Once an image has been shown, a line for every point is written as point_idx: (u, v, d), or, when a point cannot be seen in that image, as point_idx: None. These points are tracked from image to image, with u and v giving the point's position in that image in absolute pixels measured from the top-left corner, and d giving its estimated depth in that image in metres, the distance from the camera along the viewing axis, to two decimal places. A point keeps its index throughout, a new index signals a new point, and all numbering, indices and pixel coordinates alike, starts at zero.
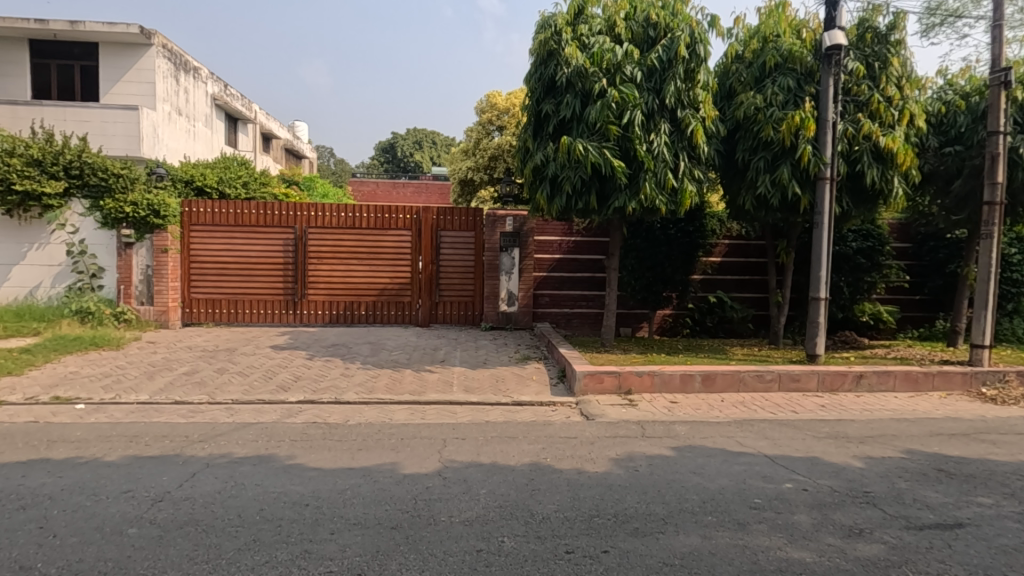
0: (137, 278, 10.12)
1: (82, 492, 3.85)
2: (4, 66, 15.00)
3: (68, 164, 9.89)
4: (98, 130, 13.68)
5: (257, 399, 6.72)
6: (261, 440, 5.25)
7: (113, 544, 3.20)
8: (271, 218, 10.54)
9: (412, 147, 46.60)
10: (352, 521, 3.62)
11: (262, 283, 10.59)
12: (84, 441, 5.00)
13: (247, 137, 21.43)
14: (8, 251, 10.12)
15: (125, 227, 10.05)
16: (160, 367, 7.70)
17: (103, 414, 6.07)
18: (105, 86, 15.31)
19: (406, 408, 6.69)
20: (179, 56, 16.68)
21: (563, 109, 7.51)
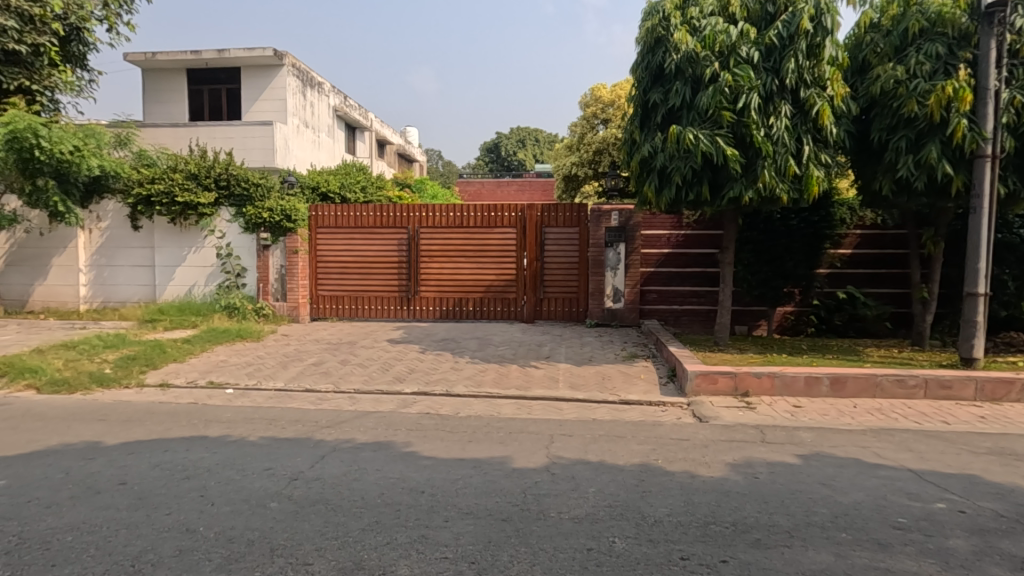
0: (273, 276, 11.23)
1: (233, 467, 4.35)
2: (168, 94, 17.37)
3: (218, 176, 11.20)
4: (241, 145, 15.36)
5: (376, 388, 7.19)
6: (380, 428, 5.60)
7: (258, 516, 3.56)
8: (387, 219, 11.21)
9: (516, 146, 47.33)
10: (464, 510, 3.75)
11: (379, 281, 11.28)
12: (233, 422, 5.64)
13: (364, 144, 22.98)
14: (171, 254, 11.64)
15: (263, 231, 11.18)
16: (293, 358, 8.48)
17: (247, 398, 6.82)
18: (245, 106, 17.14)
19: (513, 403, 6.81)
20: (307, 73, 18.22)
21: (672, 97, 7.21)
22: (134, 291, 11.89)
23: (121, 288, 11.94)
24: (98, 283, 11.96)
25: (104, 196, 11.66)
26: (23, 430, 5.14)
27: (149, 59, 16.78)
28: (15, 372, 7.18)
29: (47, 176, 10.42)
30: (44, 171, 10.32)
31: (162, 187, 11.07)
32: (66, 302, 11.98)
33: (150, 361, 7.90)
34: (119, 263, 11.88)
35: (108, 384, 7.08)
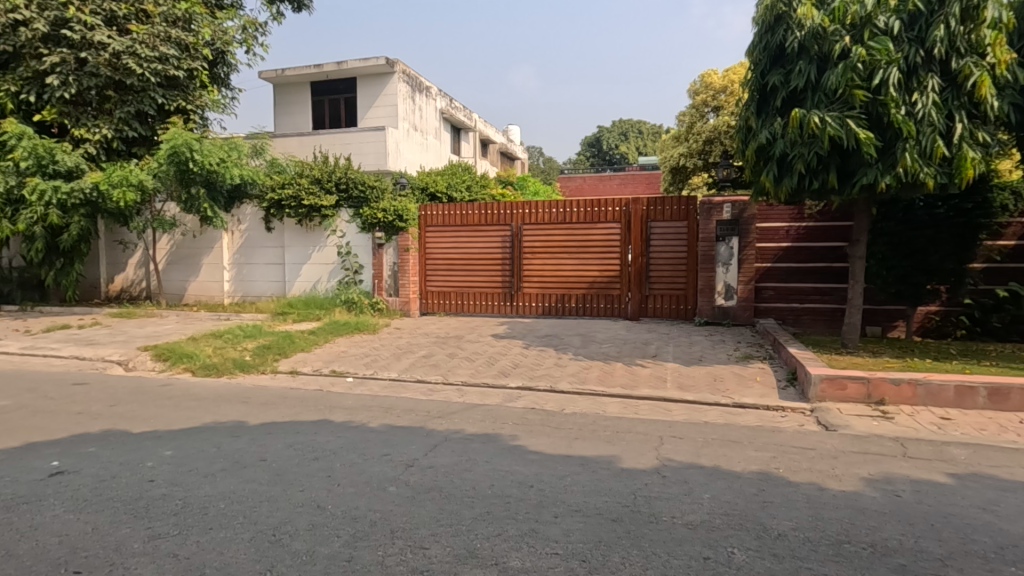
0: (387, 273, 11.93)
1: (355, 451, 4.66)
2: (294, 106, 19.02)
3: (338, 180, 12.10)
4: (357, 150, 16.44)
5: (483, 382, 7.38)
6: (488, 420, 5.74)
7: (380, 498, 3.79)
8: (492, 217, 11.46)
9: (618, 139, 46.39)
10: (573, 507, 3.73)
11: (484, 277, 11.57)
12: (354, 408, 6.06)
13: (469, 144, 23.64)
14: (298, 253, 12.73)
15: (378, 230, 11.90)
16: (405, 350, 8.94)
17: (365, 387, 7.30)
18: (361, 113, 18.30)
19: (618, 401, 6.68)
20: (416, 79, 19.07)
21: (795, 78, 6.66)
22: (268, 287, 13.16)
23: (257, 284, 13.25)
24: (239, 279, 13.37)
25: (244, 201, 13.00)
26: (183, 408, 5.86)
27: (280, 75, 18.43)
28: (175, 357, 8.22)
29: (199, 185, 11.81)
30: (196, 181, 11.71)
31: (291, 192, 12.13)
32: (214, 296, 13.52)
33: (282, 351, 8.70)
34: (256, 262, 13.20)
35: (248, 369, 7.89)
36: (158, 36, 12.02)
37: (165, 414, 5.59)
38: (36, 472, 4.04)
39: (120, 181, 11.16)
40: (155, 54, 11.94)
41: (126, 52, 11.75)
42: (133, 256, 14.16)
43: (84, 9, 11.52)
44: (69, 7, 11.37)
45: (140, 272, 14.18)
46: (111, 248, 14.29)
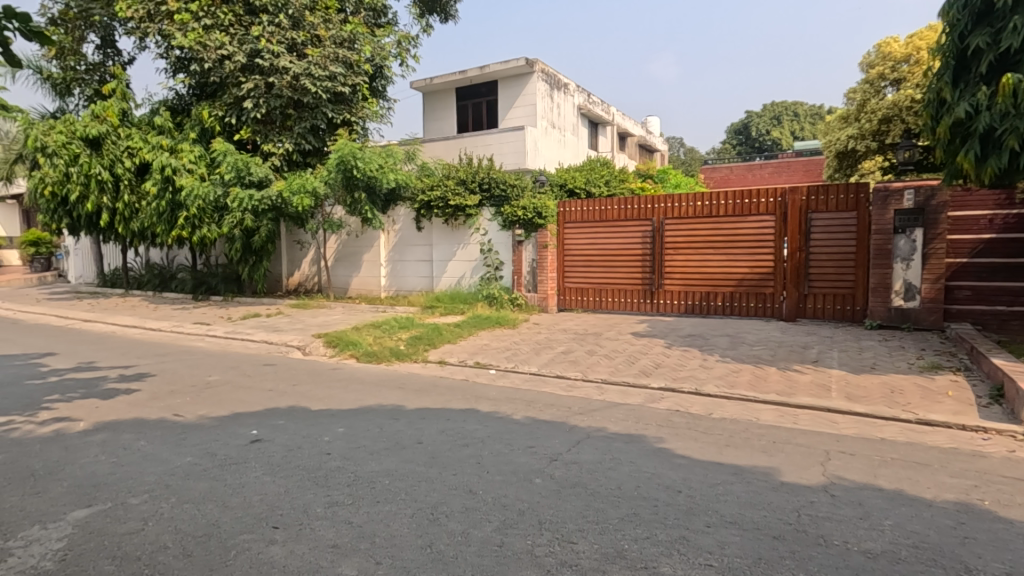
0: (526, 269, 12.20)
1: (500, 441, 4.83)
2: (440, 112, 20.29)
3: (481, 180, 12.68)
4: (498, 150, 17.01)
5: (623, 380, 7.24)
6: (630, 420, 5.61)
7: (526, 488, 3.88)
8: (631, 212, 11.19)
9: (769, 124, 42.71)
10: (727, 518, 3.50)
11: (623, 274, 11.35)
12: (498, 400, 6.29)
13: (606, 139, 23.28)
14: (445, 251, 13.54)
15: (518, 227, 12.20)
16: (544, 346, 9.08)
17: (507, 379, 7.55)
18: (501, 114, 18.94)
19: (774, 409, 6.15)
20: (554, 76, 19.23)
21: (1007, 38, 5.60)
22: (418, 282, 14.18)
23: (408, 279, 14.34)
24: (393, 275, 14.58)
25: (398, 203, 14.12)
26: (350, 390, 6.54)
27: (429, 84, 19.69)
28: (342, 344, 9.18)
29: (361, 190, 13.05)
30: (359, 186, 12.96)
31: (439, 193, 12.91)
32: (372, 290, 14.89)
33: (431, 342, 9.31)
34: (408, 259, 14.28)
35: (403, 358, 8.58)
36: (328, 57, 13.49)
37: (336, 395, 6.28)
38: (240, 438, 4.75)
39: (298, 189, 12.70)
40: (326, 73, 13.42)
41: (304, 74, 13.30)
42: (308, 254, 16.10)
43: (272, 39, 13.16)
44: (261, 40, 13.04)
45: (313, 268, 16.08)
46: (290, 247, 16.39)
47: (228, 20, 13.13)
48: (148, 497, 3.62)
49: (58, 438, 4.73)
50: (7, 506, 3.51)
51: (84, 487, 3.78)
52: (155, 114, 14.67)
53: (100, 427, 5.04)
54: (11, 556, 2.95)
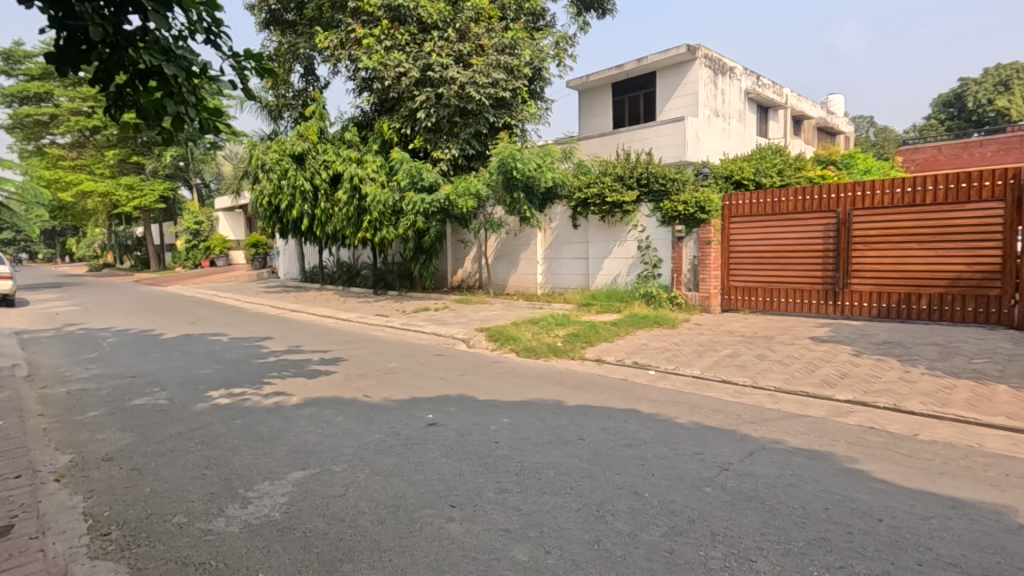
0: (686, 267, 11.63)
1: (665, 445, 4.67)
2: (596, 109, 20.22)
3: (640, 175, 12.37)
4: (657, 143, 16.43)
5: (801, 390, 6.56)
6: (813, 434, 5.06)
7: (696, 497, 3.70)
8: (811, 203, 10.07)
9: (991, 91, 35.51)
10: (945, 559, 2.99)
11: (799, 272, 10.28)
12: (660, 402, 6.09)
13: (778, 124, 21.26)
14: (601, 248, 13.46)
15: (678, 223, 11.64)
16: (708, 347, 8.59)
17: (668, 381, 7.26)
18: (660, 106, 18.30)
19: (1004, 435, 5.11)
20: (719, 61, 18.05)
21: None
22: (573, 280, 14.30)
23: (564, 277, 14.52)
24: (549, 273, 14.88)
25: (555, 201, 14.36)
26: (512, 383, 6.82)
27: (585, 82, 19.75)
28: (503, 338, 9.60)
29: (520, 190, 13.50)
30: (518, 187, 13.42)
31: (595, 190, 12.84)
32: (529, 287, 15.36)
33: (588, 339, 9.33)
34: (563, 256, 14.47)
35: (560, 354, 8.71)
36: (491, 65, 14.21)
37: (500, 387, 6.58)
38: (419, 421, 5.21)
39: (463, 191, 13.52)
40: (489, 80, 14.14)
41: (469, 83, 14.14)
42: (470, 253, 17.11)
43: (441, 53, 14.16)
44: (433, 54, 14.10)
45: (475, 266, 17.06)
46: (455, 246, 17.56)
47: (404, 39, 14.30)
48: (348, 466, 4.13)
49: (278, 409, 5.62)
50: (246, 462, 4.26)
51: (299, 452, 4.44)
52: (345, 130, 16.70)
53: (308, 402, 5.87)
54: (250, 504, 3.57)
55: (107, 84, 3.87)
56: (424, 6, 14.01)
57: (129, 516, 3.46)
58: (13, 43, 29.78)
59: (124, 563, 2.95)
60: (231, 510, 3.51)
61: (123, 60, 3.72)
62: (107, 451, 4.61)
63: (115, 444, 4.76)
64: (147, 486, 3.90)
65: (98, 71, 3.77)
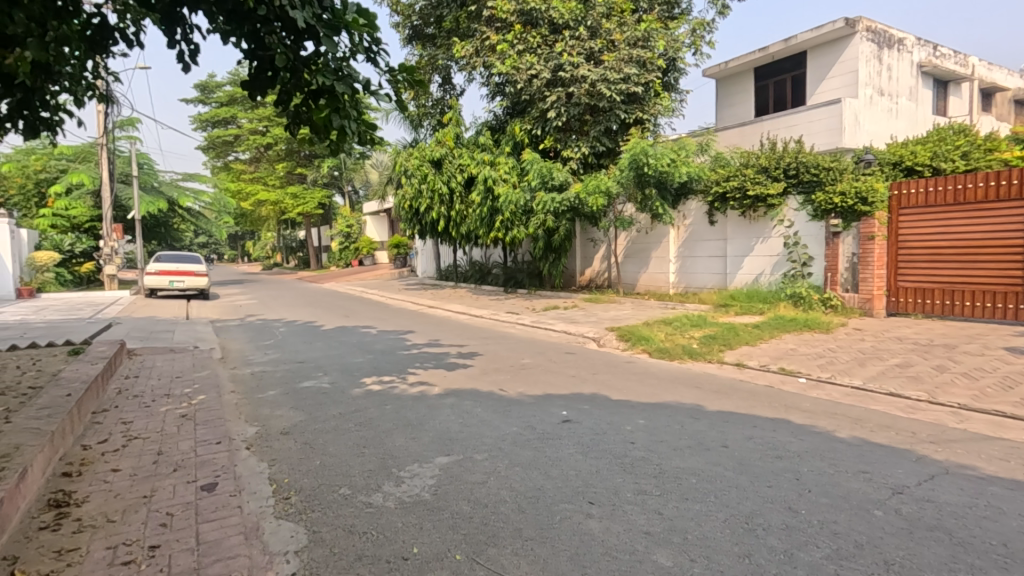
0: (843, 265, 10.49)
1: (822, 459, 4.25)
2: (736, 96, 18.98)
3: (787, 166, 11.36)
4: (807, 130, 14.98)
5: (995, 409, 5.60)
6: (1013, 461, 4.29)
7: (864, 519, 3.32)
8: (1006, 190, 8.60)
9: None
10: None
11: (990, 271, 8.82)
12: (814, 413, 5.55)
13: (960, 99, 18.33)
14: (741, 245, 12.63)
15: (834, 217, 10.53)
16: (871, 356, 7.67)
17: (823, 391, 6.60)
18: (811, 89, 16.71)
19: None
20: (884, 33, 16.03)
21: None
22: (710, 279, 13.58)
23: (700, 276, 13.83)
24: (683, 272, 14.27)
25: (689, 197, 13.72)
26: (646, 384, 6.64)
27: (724, 69, 18.65)
28: (635, 338, 9.38)
29: (652, 186, 13.11)
30: (650, 182, 13.03)
31: (735, 184, 12.07)
32: (661, 287, 14.85)
33: (727, 342, 8.79)
34: (699, 254, 13.78)
35: (697, 356, 8.30)
36: (623, 60, 14.00)
37: (634, 388, 6.44)
38: (553, 417, 5.27)
39: (593, 189, 13.42)
40: (621, 76, 13.93)
41: (601, 80, 14.07)
42: (599, 251, 16.95)
43: (572, 52, 14.20)
44: (564, 54, 14.19)
45: (604, 264, 16.88)
46: (584, 245, 17.51)
47: (536, 42, 14.50)
48: (488, 456, 4.31)
49: (423, 398, 6.02)
50: (397, 445, 4.62)
51: (443, 439, 4.72)
52: (479, 134, 17.42)
53: (448, 393, 6.23)
54: (403, 483, 3.87)
55: (286, 104, 4.39)
56: (556, 7, 14.13)
57: (304, 484, 3.93)
58: (209, 76, 35.12)
59: (303, 524, 3.36)
60: (387, 487, 3.83)
61: (300, 82, 4.19)
62: (284, 426, 5.27)
63: (290, 420, 5.43)
64: (317, 459, 4.40)
65: (280, 93, 4.28)
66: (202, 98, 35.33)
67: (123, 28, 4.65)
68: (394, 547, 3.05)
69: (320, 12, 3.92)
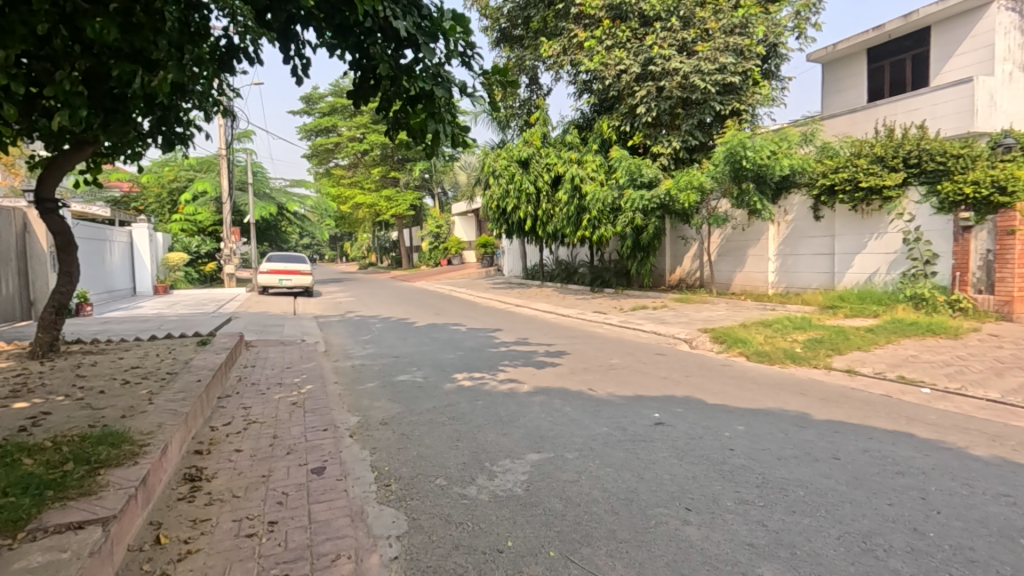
0: (975, 264, 9.42)
1: (954, 479, 3.82)
2: (846, 81, 17.56)
3: (907, 155, 10.38)
4: (930, 114, 13.47)
5: None
6: None
7: (1007, 548, 2.94)
8: None
9: None
10: None
11: None
12: (942, 427, 5.00)
13: None
14: (852, 242, 11.72)
15: (964, 209, 9.51)
16: (1011, 365, 6.79)
17: (951, 403, 5.93)
18: (936, 68, 15.11)
19: None
20: None
21: None
22: (815, 279, 12.68)
23: (803, 276, 12.94)
24: (784, 271, 13.40)
25: (791, 191, 12.87)
26: (745, 389, 6.31)
27: (831, 52, 17.29)
28: (730, 340, 8.93)
29: (749, 180, 12.41)
30: (748, 176, 12.34)
31: (845, 175, 11.16)
32: (759, 287, 14.05)
33: (836, 346, 8.14)
34: (802, 252, 12.91)
35: (801, 361, 7.75)
36: (719, 49, 13.44)
37: (731, 392, 6.14)
38: (646, 419, 5.14)
39: (686, 185, 12.94)
40: (716, 66, 13.40)
41: (694, 71, 13.59)
42: (691, 250, 16.30)
43: (663, 44, 13.78)
44: (654, 47, 13.80)
45: (695, 263, 16.24)
46: (674, 243, 16.94)
47: (625, 36, 14.22)
48: (579, 455, 4.29)
49: (513, 395, 6.10)
50: (489, 440, 4.72)
51: (534, 436, 4.76)
52: (566, 133, 17.37)
53: (538, 391, 6.26)
54: (496, 478, 3.94)
55: (387, 111, 4.59)
56: None
57: (403, 473, 4.12)
58: (313, 88, 37.63)
59: (403, 511, 3.52)
60: (480, 480, 3.92)
61: (400, 89, 4.36)
62: (384, 417, 5.55)
63: (388, 412, 5.71)
64: (414, 450, 4.59)
65: (381, 101, 4.47)
66: (306, 109, 37.95)
67: (244, 48, 5.10)
68: (489, 539, 3.12)
69: (419, 21, 4.08)
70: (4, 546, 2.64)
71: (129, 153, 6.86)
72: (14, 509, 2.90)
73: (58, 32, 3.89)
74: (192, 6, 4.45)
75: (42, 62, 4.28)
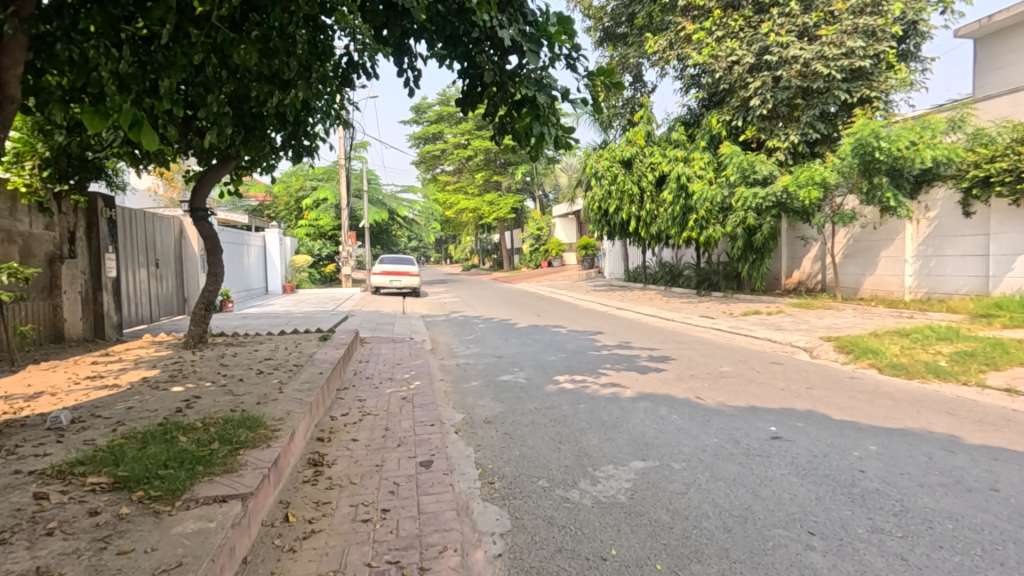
0: None
1: None
2: (1005, 57, 15.35)
3: None
4: None
5: None
6: None
7: None
8: None
9: None
10: None
11: None
12: None
13: None
14: (1014, 241, 10.28)
15: None
16: None
17: None
18: None
19: None
20: None
21: None
22: (964, 283, 11.18)
23: (949, 279, 11.47)
24: (924, 274, 11.96)
25: (934, 185, 11.48)
26: (877, 405, 5.68)
27: (985, 26, 15.18)
28: (859, 351, 8.10)
29: (882, 173, 11.21)
30: (880, 169, 11.16)
31: (1004, 165, 9.77)
32: (894, 291, 12.66)
33: (991, 361, 7.10)
34: (948, 253, 11.44)
35: (946, 376, 6.85)
36: (846, 32, 12.41)
37: (862, 408, 5.57)
38: (762, 432, 4.80)
39: (806, 181, 11.98)
40: (842, 51, 12.35)
41: (816, 58, 12.60)
42: (812, 251, 15.02)
43: (781, 31, 12.94)
44: (771, 35, 12.95)
45: (816, 266, 14.97)
46: (792, 244, 15.71)
47: (738, 25, 13.46)
48: (687, 465, 4.10)
49: (616, 400, 5.98)
50: (592, 444, 4.65)
51: (639, 443, 4.62)
52: (671, 130, 16.80)
53: (642, 397, 6.08)
54: (599, 483, 3.88)
55: (493, 117, 4.63)
56: None
57: (506, 472, 4.18)
58: (422, 98, 39.38)
59: (506, 509, 3.57)
60: (583, 484, 3.88)
61: (506, 95, 4.38)
62: (487, 416, 5.67)
63: (491, 410, 5.83)
64: (517, 450, 4.64)
65: (488, 107, 4.53)
66: (416, 118, 39.81)
67: (363, 65, 5.40)
68: (593, 545, 3.07)
69: (524, 27, 4.14)
70: (166, 512, 3.03)
71: (264, 165, 7.59)
72: (173, 480, 3.32)
73: (210, 62, 4.39)
74: (320, 27, 4.79)
75: (198, 87, 4.83)
